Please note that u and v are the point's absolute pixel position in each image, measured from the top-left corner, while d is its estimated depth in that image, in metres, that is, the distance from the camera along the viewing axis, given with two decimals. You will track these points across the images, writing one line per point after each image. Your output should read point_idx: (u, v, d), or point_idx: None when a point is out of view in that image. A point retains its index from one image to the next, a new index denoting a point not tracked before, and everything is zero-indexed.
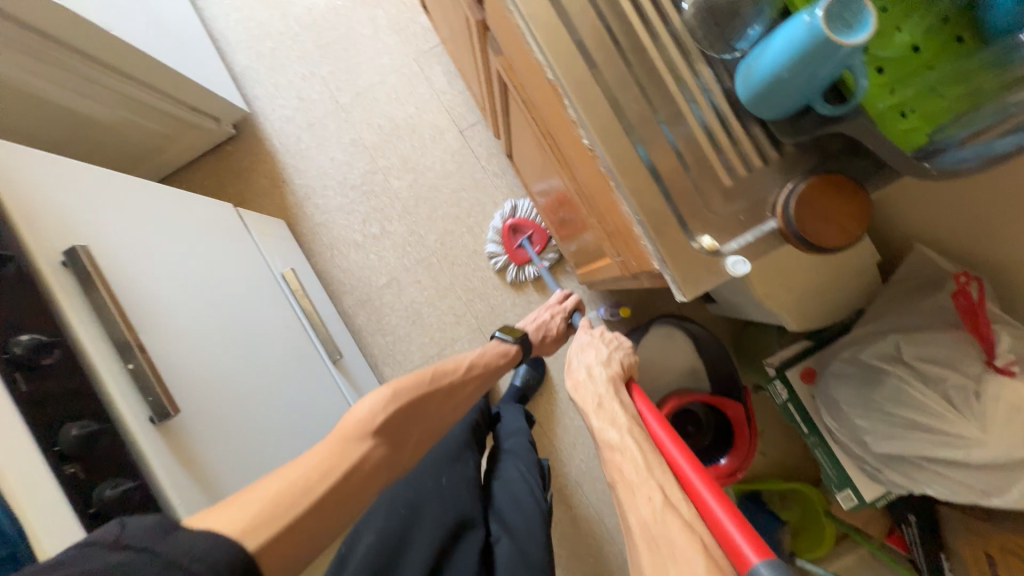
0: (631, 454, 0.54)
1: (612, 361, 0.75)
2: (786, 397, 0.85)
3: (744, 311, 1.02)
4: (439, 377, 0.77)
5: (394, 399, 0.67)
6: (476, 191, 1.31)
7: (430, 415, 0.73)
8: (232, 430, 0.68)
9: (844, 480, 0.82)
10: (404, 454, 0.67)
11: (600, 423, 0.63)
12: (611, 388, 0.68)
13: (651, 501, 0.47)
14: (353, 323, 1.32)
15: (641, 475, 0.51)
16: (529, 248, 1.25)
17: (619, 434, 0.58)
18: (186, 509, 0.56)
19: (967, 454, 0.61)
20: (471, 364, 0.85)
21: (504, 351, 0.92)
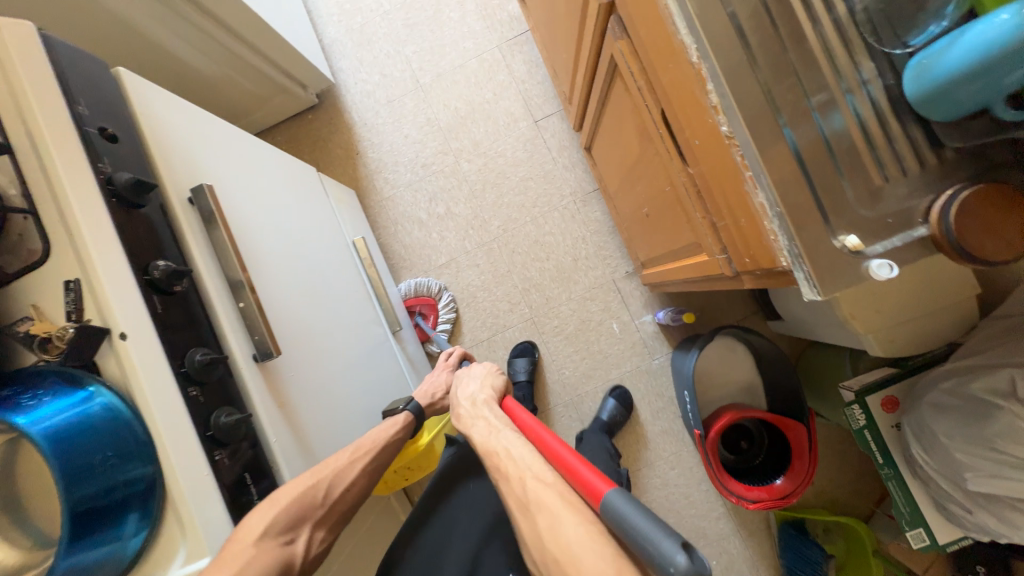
0: (506, 450, 0.68)
1: (484, 388, 0.84)
2: (863, 424, 0.81)
3: (818, 332, 0.99)
4: (321, 470, 0.63)
5: (274, 505, 0.55)
6: (544, 182, 1.31)
7: (314, 513, 0.62)
8: (317, 380, 0.70)
9: (917, 518, 0.79)
10: (300, 545, 0.62)
11: (481, 433, 0.74)
12: (489, 407, 0.79)
13: (521, 480, 0.62)
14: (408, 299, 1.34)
15: (511, 463, 0.65)
16: (423, 325, 1.30)
17: (496, 439, 0.71)
18: (281, 450, 0.57)
19: None
20: (358, 443, 0.70)
21: (393, 424, 0.77)
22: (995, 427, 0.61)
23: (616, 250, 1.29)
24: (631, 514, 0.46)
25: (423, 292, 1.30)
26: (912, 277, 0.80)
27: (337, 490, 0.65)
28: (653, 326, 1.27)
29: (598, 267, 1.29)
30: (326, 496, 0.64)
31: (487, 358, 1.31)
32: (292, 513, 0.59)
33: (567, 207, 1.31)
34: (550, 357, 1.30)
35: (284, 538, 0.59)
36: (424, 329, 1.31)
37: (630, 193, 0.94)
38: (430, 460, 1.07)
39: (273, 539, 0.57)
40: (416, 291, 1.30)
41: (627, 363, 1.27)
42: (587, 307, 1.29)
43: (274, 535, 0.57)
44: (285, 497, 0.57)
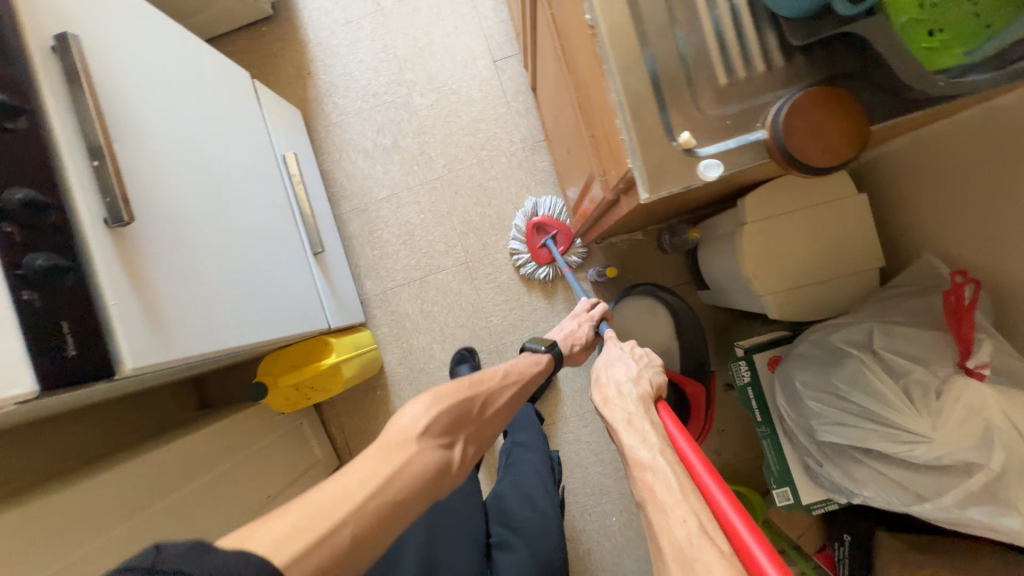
0: (665, 476, 0.50)
1: (641, 378, 0.71)
2: (747, 380, 0.82)
3: (732, 297, 1.00)
4: (479, 385, 0.76)
5: (441, 404, 0.68)
6: (495, 125, 1.28)
7: (468, 426, 0.71)
8: (190, 265, 0.68)
9: (784, 476, 0.80)
10: (456, 454, 0.66)
11: (631, 444, 0.58)
12: (642, 406, 0.65)
13: (685, 525, 0.44)
14: (345, 230, 1.31)
15: (672, 502, 0.47)
16: (553, 248, 1.21)
17: (648, 455, 0.54)
18: (121, 316, 0.55)
19: (910, 449, 0.57)
20: (506, 371, 0.83)
21: (536, 362, 0.89)
22: (841, 373, 0.63)
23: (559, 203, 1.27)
24: None
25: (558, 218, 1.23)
26: (817, 230, 0.82)
27: (488, 410, 0.75)
28: (586, 284, 1.26)
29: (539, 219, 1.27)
30: (480, 412, 0.74)
31: (417, 298, 1.31)
32: (452, 419, 0.68)
33: (515, 154, 1.28)
34: (481, 303, 1.29)
35: (442, 443, 0.65)
36: (552, 252, 1.22)
37: (560, 130, 0.92)
38: (335, 384, 1.06)
39: (428, 449, 0.62)
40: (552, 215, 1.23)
41: (555, 317, 1.27)
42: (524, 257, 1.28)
43: (434, 439, 0.64)
44: (450, 403, 0.69)
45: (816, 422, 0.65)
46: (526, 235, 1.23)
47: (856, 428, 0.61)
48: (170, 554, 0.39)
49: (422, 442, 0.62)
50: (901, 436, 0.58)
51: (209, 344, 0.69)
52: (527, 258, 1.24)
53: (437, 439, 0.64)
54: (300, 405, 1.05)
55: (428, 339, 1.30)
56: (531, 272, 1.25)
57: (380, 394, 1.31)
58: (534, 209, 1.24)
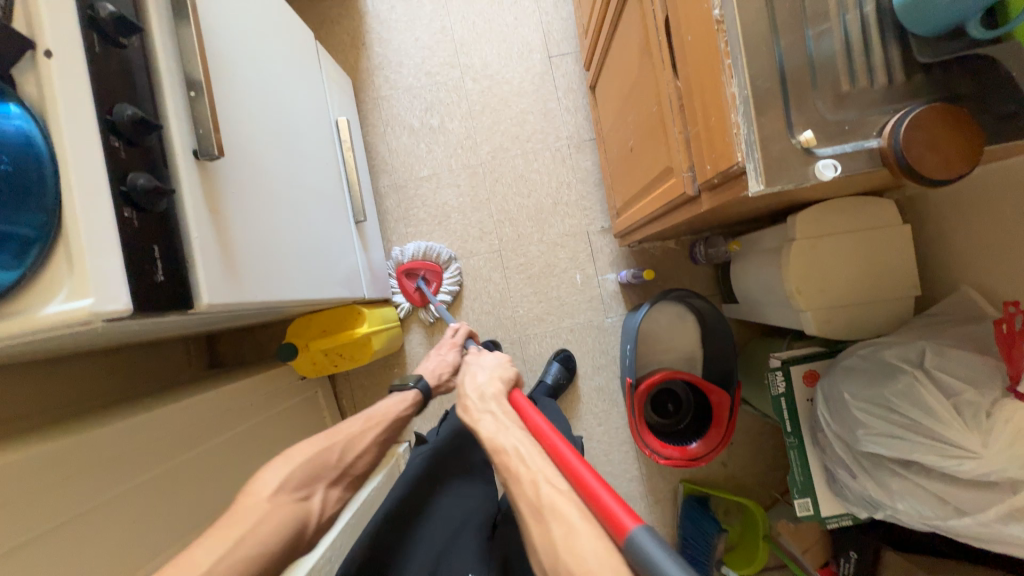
0: (515, 448, 0.65)
1: (493, 378, 0.81)
2: (781, 391, 0.84)
3: (767, 311, 1.02)
4: (335, 434, 0.76)
5: (290, 461, 0.70)
6: (543, 120, 1.30)
7: (330, 474, 0.72)
8: (258, 212, 0.68)
9: (807, 487, 0.83)
10: (316, 503, 0.69)
11: (488, 427, 0.71)
12: (498, 400, 0.76)
13: (533, 483, 0.59)
14: (381, 204, 1.31)
15: (523, 465, 0.62)
16: (424, 289, 1.25)
17: (503, 435, 0.68)
18: (201, 249, 0.54)
19: (957, 464, 0.59)
20: (368, 414, 0.82)
21: (402, 400, 0.88)
22: (894, 386, 0.65)
23: (597, 203, 1.29)
24: (660, 557, 0.43)
25: (431, 257, 1.27)
26: (861, 253, 0.85)
27: (352, 455, 0.76)
28: (614, 285, 1.28)
29: (575, 216, 1.29)
30: (341, 459, 0.75)
31: None
32: (307, 472, 0.70)
33: (560, 150, 1.30)
34: (508, 294, 1.30)
35: (297, 496, 0.67)
36: (424, 293, 1.27)
37: (621, 129, 0.94)
38: (364, 354, 1.04)
39: (280, 505, 0.65)
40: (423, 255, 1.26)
41: (580, 315, 1.29)
42: (556, 252, 1.29)
43: (288, 494, 0.67)
44: (300, 457, 0.71)
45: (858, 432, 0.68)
46: (399, 281, 1.27)
47: (900, 441, 0.63)
48: None
49: (278, 499, 0.65)
50: (947, 451, 0.60)
51: (270, 294, 0.68)
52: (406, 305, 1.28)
53: (291, 495, 0.67)
54: (326, 372, 1.04)
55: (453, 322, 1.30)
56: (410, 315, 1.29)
57: (397, 372, 1.30)
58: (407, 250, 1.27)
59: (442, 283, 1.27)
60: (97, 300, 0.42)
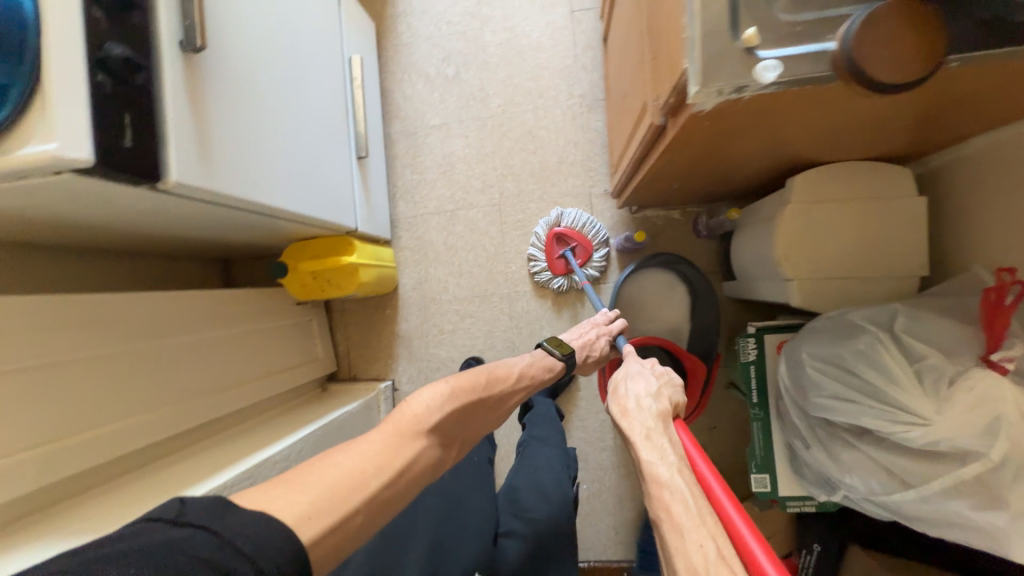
0: (680, 491, 0.49)
1: (661, 396, 0.68)
2: (751, 358, 0.80)
3: (758, 287, 0.97)
4: (493, 386, 0.77)
5: (455, 400, 0.69)
6: (558, 76, 1.28)
7: (474, 421, 0.72)
8: (245, 115, 0.72)
9: (767, 462, 0.79)
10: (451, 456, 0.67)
11: (646, 448, 0.56)
12: (661, 424, 0.61)
13: (703, 550, 0.42)
14: (391, 149, 1.34)
15: (685, 515, 0.46)
16: (570, 259, 1.20)
17: (662, 467, 0.53)
18: (175, 131, 0.59)
19: (904, 431, 0.56)
20: (520, 375, 0.83)
21: (549, 366, 0.88)
22: (855, 347, 0.62)
23: (603, 165, 1.26)
24: None
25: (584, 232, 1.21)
26: (862, 223, 0.77)
27: (495, 410, 0.77)
28: (611, 251, 1.25)
29: (580, 177, 1.27)
30: (486, 412, 0.74)
31: (444, 230, 1.32)
32: (460, 415, 0.69)
33: (571, 108, 1.27)
34: (503, 248, 1.30)
35: (441, 442, 0.65)
36: (569, 264, 1.22)
37: (620, 76, 0.91)
38: (351, 283, 1.09)
39: (430, 447, 0.62)
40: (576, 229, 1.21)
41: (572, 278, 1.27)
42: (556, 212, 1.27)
43: (440, 436, 0.65)
44: (465, 398, 0.70)
45: (813, 396, 0.64)
46: (546, 244, 1.23)
47: (855, 405, 0.60)
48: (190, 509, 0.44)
49: (430, 435, 0.63)
50: (898, 417, 0.57)
51: (246, 194, 0.72)
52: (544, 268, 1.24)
53: (440, 437, 0.65)
54: (314, 296, 1.10)
55: (446, 271, 1.32)
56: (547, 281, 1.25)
57: (389, 313, 1.34)
58: (558, 217, 1.23)
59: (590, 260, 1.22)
60: (61, 146, 0.47)
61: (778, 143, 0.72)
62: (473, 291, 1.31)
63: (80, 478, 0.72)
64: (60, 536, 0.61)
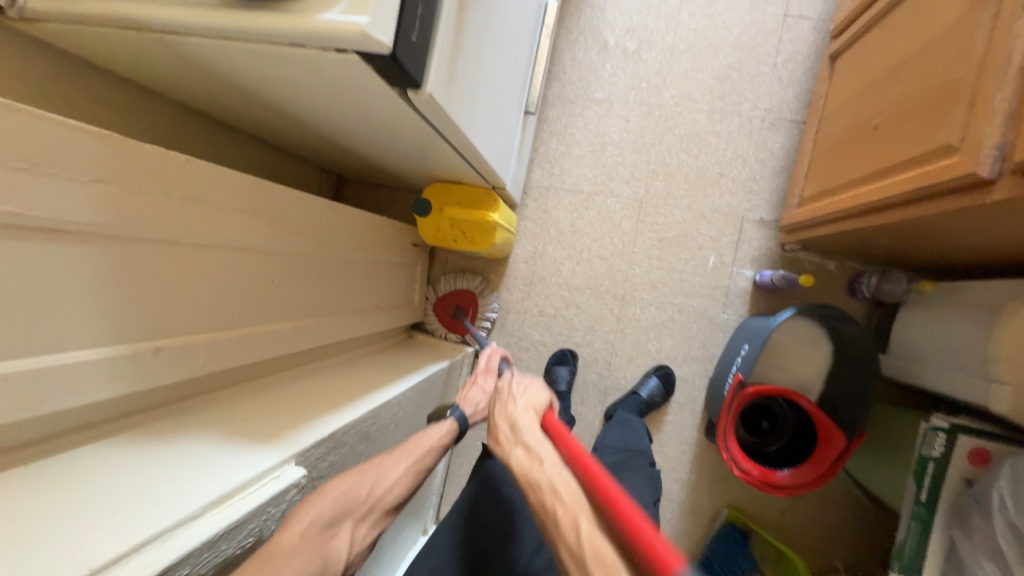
0: (549, 478, 0.57)
1: (523, 399, 0.71)
2: (934, 455, 0.71)
3: (930, 373, 0.87)
4: (367, 469, 0.61)
5: (326, 491, 0.55)
6: (748, 81, 1.16)
7: (362, 508, 0.58)
8: (482, 37, 0.65)
9: (912, 566, 0.72)
10: (346, 540, 0.55)
11: (518, 460, 0.62)
12: (527, 416, 0.68)
13: (572, 527, 0.52)
14: (543, 112, 1.26)
15: (557, 501, 0.55)
16: (464, 321, 1.24)
17: (534, 464, 0.60)
18: (443, 35, 0.51)
19: None
20: (404, 447, 0.68)
21: (439, 431, 0.74)
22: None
23: (767, 190, 1.15)
24: None
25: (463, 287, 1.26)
26: None
27: (383, 490, 0.62)
28: (746, 283, 1.16)
29: (737, 195, 1.17)
30: (371, 496, 0.60)
31: (574, 210, 1.25)
32: (337, 507, 0.55)
33: (752, 120, 1.16)
34: (631, 247, 1.22)
35: (326, 534, 0.53)
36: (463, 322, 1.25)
37: (865, 104, 0.80)
38: (484, 241, 1.03)
39: (315, 543, 0.51)
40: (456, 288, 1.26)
41: (695, 299, 1.19)
42: (699, 225, 1.18)
43: (319, 530, 0.52)
44: (333, 489, 0.56)
45: None
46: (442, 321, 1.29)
47: None
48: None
49: (315, 531, 0.52)
50: None
51: (460, 124, 0.66)
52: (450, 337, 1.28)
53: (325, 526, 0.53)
54: (440, 244, 1.05)
55: (564, 254, 1.25)
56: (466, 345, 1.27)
57: (492, 278, 1.29)
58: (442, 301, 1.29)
59: (480, 313, 1.26)
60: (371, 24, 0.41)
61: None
62: (586, 282, 1.24)
63: (242, 370, 0.66)
64: (234, 432, 0.55)
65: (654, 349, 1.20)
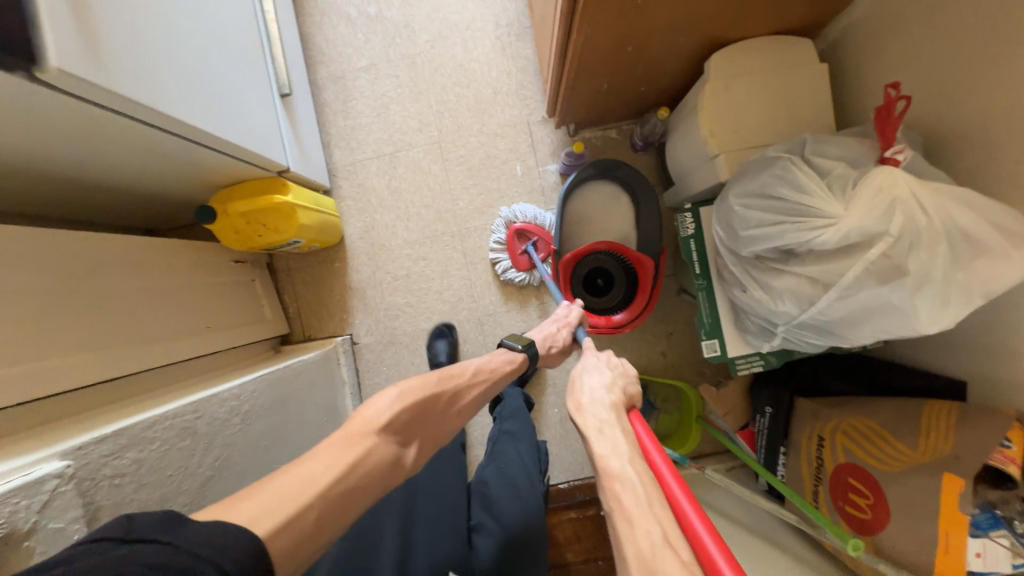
0: (632, 482, 0.48)
1: (615, 386, 0.66)
2: (691, 233, 0.83)
3: (693, 180, 1.01)
4: (446, 381, 0.72)
5: (403, 399, 0.64)
6: (483, 6, 1.27)
7: (432, 420, 0.67)
8: (145, 18, 0.67)
9: (715, 328, 0.83)
10: (410, 453, 0.62)
11: (598, 442, 0.55)
12: (616, 416, 0.60)
13: (648, 533, 0.42)
14: (319, 96, 1.29)
15: (640, 505, 0.45)
16: (533, 255, 1.21)
17: (620, 460, 0.51)
18: (52, 9, 0.52)
19: (817, 235, 0.56)
20: (476, 371, 0.78)
21: (509, 358, 0.84)
22: (772, 171, 0.61)
23: (538, 91, 1.27)
24: None
25: (538, 223, 1.23)
26: (774, 94, 0.82)
27: (456, 407, 0.72)
28: (555, 177, 1.27)
29: (515, 106, 1.27)
30: (445, 410, 0.70)
31: (386, 173, 1.29)
32: (414, 414, 0.64)
33: (500, 37, 1.27)
34: (449, 185, 1.28)
35: (397, 441, 0.61)
36: (531, 258, 1.23)
37: None
38: (290, 225, 1.04)
39: (385, 443, 0.59)
40: (532, 220, 1.23)
41: (520, 208, 1.27)
42: (497, 143, 1.27)
43: (392, 434, 0.60)
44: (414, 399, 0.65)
45: (742, 229, 0.65)
46: (507, 241, 1.24)
47: (774, 226, 0.60)
48: (143, 523, 0.39)
49: (383, 435, 0.59)
50: (811, 225, 0.57)
51: (155, 102, 0.67)
52: (508, 265, 1.24)
53: (395, 435, 0.60)
54: (250, 244, 1.04)
55: (393, 216, 1.29)
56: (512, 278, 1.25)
57: (338, 266, 1.29)
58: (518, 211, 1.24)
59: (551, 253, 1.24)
60: None
61: (672, 26, 0.77)
62: (423, 233, 1.29)
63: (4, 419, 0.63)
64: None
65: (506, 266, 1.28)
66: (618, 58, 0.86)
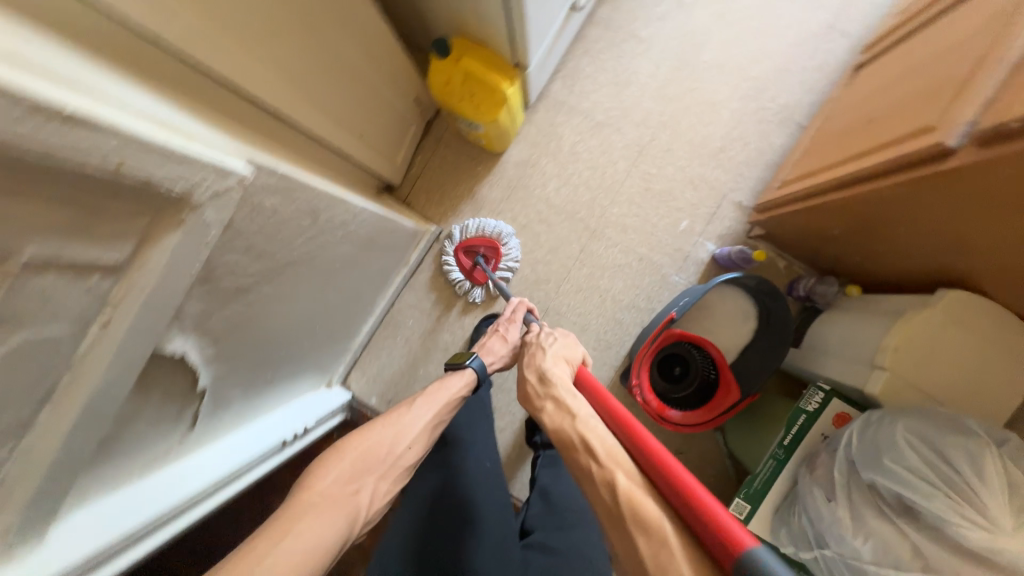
0: (581, 434, 0.62)
1: (558, 359, 0.78)
2: (808, 410, 0.83)
3: (828, 361, 0.97)
4: (378, 431, 0.68)
5: (342, 455, 0.63)
6: (774, 75, 1.22)
7: (381, 467, 0.65)
8: None
9: (756, 496, 0.82)
10: (366, 498, 0.62)
11: (550, 416, 0.68)
12: (561, 384, 0.72)
13: (606, 480, 0.55)
14: (584, 28, 1.25)
15: (593, 460, 0.58)
16: (484, 266, 1.21)
17: (569, 424, 0.64)
18: None
19: (968, 526, 0.59)
20: (418, 409, 0.74)
21: (456, 385, 0.80)
22: (961, 443, 0.64)
23: (755, 178, 1.22)
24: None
25: (487, 235, 1.23)
26: (978, 359, 0.78)
27: (404, 446, 0.69)
28: (704, 255, 1.23)
29: (727, 173, 1.23)
30: (392, 454, 0.67)
31: (579, 133, 1.25)
32: (354, 470, 0.62)
33: (765, 110, 1.22)
34: (619, 186, 1.25)
35: (352, 489, 0.61)
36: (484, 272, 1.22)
37: (870, 102, 0.88)
38: (488, 111, 1.02)
39: (338, 499, 0.58)
40: (480, 233, 1.23)
41: (656, 254, 1.24)
42: (686, 188, 1.24)
43: (342, 488, 0.60)
44: (351, 452, 0.64)
45: (887, 458, 0.67)
46: (456, 259, 1.23)
47: (929, 486, 0.63)
48: None
49: (334, 503, 0.58)
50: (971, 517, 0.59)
51: None
52: (462, 283, 1.23)
53: (341, 487, 0.60)
54: (443, 98, 1.02)
55: (554, 171, 1.26)
56: (469, 293, 1.24)
57: (478, 170, 1.27)
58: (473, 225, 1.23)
59: (501, 261, 1.23)
60: None
61: (958, 245, 0.73)
62: (565, 204, 1.26)
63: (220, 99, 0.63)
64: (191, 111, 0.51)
65: (604, 288, 1.25)
66: (877, 224, 0.83)
